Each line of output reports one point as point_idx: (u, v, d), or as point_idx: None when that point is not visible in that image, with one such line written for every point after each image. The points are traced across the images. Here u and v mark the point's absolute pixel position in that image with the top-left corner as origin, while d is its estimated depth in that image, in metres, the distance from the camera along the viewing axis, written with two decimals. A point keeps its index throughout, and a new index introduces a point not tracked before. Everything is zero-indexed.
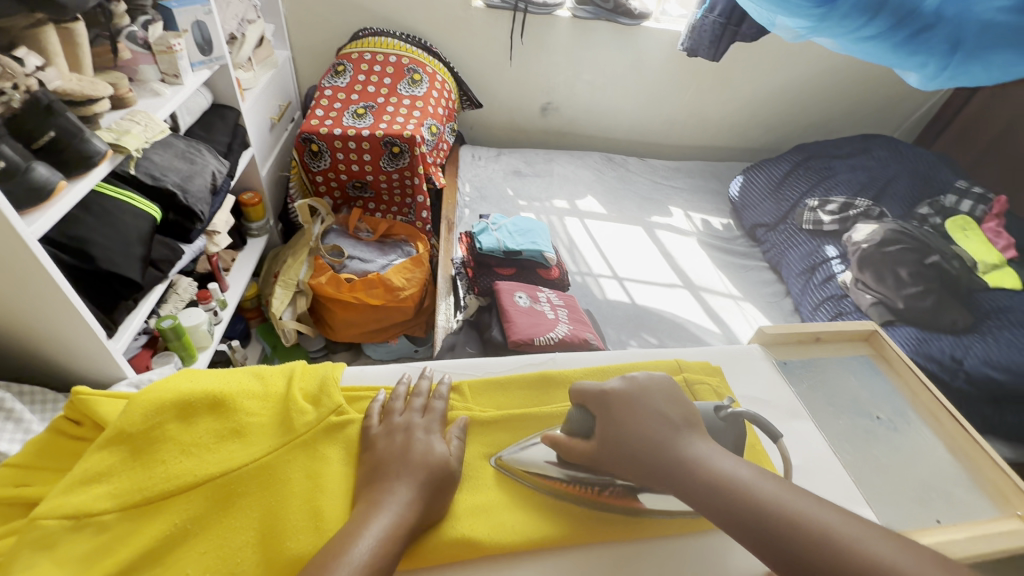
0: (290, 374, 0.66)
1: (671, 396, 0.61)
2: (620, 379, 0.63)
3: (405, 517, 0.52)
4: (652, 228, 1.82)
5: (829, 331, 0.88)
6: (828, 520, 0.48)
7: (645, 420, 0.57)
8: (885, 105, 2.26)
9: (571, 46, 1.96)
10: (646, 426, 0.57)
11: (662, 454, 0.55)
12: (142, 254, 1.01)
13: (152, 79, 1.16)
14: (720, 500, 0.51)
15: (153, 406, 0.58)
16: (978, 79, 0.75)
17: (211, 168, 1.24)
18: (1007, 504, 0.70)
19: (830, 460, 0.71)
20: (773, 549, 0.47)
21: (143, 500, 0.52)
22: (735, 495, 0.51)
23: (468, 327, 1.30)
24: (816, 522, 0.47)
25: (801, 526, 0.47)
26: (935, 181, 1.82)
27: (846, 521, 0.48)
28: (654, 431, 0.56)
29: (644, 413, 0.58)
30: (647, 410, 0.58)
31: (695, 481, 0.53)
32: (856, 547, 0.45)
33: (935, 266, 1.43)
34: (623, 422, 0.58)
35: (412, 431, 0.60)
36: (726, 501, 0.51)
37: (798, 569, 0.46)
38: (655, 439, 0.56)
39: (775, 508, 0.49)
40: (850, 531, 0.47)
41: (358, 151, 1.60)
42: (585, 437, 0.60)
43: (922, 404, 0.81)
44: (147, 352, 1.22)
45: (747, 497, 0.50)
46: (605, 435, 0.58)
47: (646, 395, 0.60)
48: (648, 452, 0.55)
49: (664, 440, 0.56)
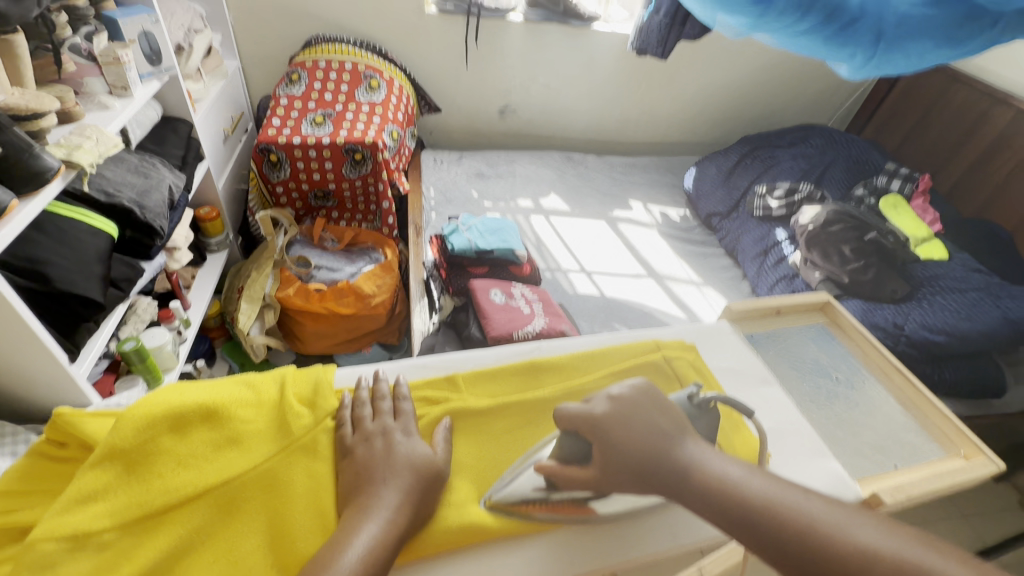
0: (281, 379, 0.67)
1: (658, 407, 0.60)
2: (605, 399, 0.60)
3: (396, 522, 0.52)
4: (615, 222, 1.89)
5: (788, 303, 0.95)
6: (817, 511, 0.48)
7: (637, 439, 0.56)
8: (818, 97, 2.42)
9: (524, 49, 2.00)
10: (641, 450, 0.56)
11: (659, 467, 0.55)
12: (102, 272, 0.97)
13: (99, 91, 1.11)
14: (715, 500, 0.52)
15: (144, 420, 0.57)
16: (898, 66, 0.86)
17: (167, 183, 1.20)
18: (950, 446, 0.78)
19: (797, 421, 0.77)
20: (765, 542, 0.48)
21: (144, 515, 0.52)
22: (728, 495, 0.51)
23: (445, 327, 1.35)
24: (804, 514, 0.48)
25: (790, 518, 0.48)
26: (866, 165, 1.98)
27: (832, 508, 0.48)
28: (648, 442, 0.56)
29: (637, 429, 0.57)
30: (636, 434, 0.56)
31: (688, 484, 0.53)
32: (842, 536, 0.45)
33: (874, 242, 1.58)
34: (621, 444, 0.56)
35: (390, 434, 0.60)
36: (722, 502, 0.51)
37: (783, 558, 0.47)
38: (650, 446, 0.56)
39: (765, 502, 0.50)
40: (837, 519, 0.47)
41: (319, 160, 1.58)
42: (580, 461, 0.59)
43: (873, 362, 0.89)
44: (110, 377, 1.17)
45: (741, 497, 0.51)
46: (603, 460, 0.56)
47: (635, 414, 0.58)
48: (643, 464, 0.55)
49: (658, 452, 0.56)
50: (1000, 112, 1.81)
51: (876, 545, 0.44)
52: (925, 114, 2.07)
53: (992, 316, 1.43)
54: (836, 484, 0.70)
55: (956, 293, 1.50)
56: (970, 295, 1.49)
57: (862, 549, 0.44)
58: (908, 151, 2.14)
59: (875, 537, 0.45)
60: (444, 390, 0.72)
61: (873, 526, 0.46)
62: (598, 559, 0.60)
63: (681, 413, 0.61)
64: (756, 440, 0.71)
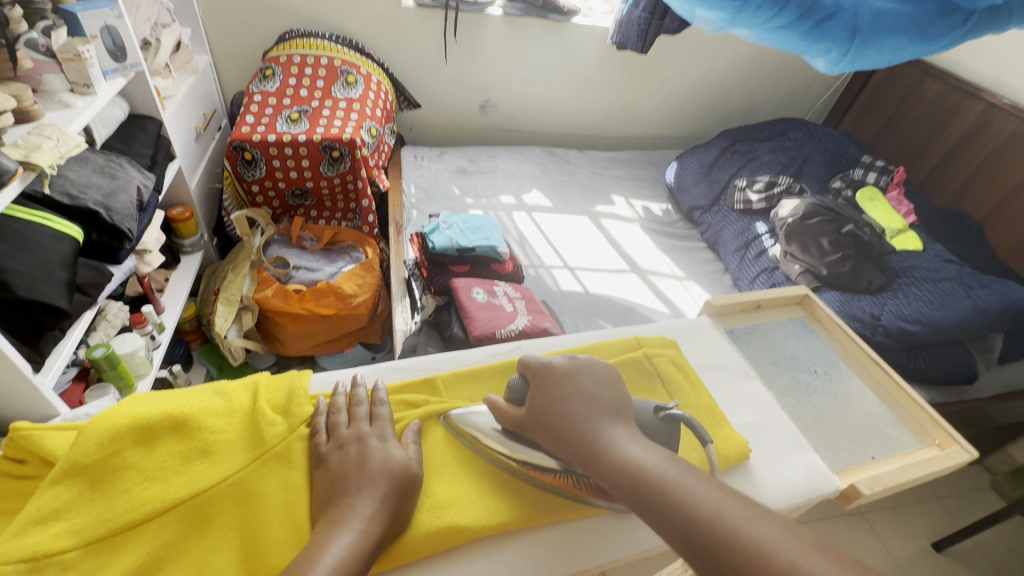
0: (255, 387, 0.65)
1: (607, 379, 0.64)
2: (565, 357, 0.66)
3: (370, 532, 0.51)
4: (598, 217, 1.89)
5: (768, 297, 0.96)
6: (723, 503, 0.48)
7: (567, 401, 0.61)
8: (796, 89, 2.44)
9: (504, 44, 1.98)
10: (571, 409, 0.60)
11: (578, 436, 0.58)
12: (67, 278, 0.93)
13: (60, 89, 1.07)
14: (625, 481, 0.53)
15: (108, 434, 0.55)
16: (872, 62, 0.87)
17: (136, 183, 1.16)
18: (925, 436, 0.79)
19: (778, 415, 0.78)
20: (665, 525, 0.49)
21: (108, 532, 0.51)
22: (638, 477, 0.53)
23: (428, 326, 1.29)
24: (709, 504, 0.48)
25: (695, 508, 0.49)
26: (843, 157, 2.01)
27: (739, 504, 0.48)
28: (575, 404, 0.60)
29: (573, 390, 0.61)
30: (569, 391, 0.61)
31: (601, 458, 0.56)
32: (740, 529, 0.46)
33: (851, 234, 1.60)
34: (552, 399, 0.61)
35: (365, 440, 0.59)
36: (629, 482, 0.53)
37: (677, 538, 0.48)
38: (575, 415, 0.59)
39: (674, 490, 0.51)
40: (741, 514, 0.47)
41: (295, 158, 1.54)
42: (519, 405, 0.65)
43: (851, 355, 0.91)
44: (78, 386, 1.12)
45: (650, 482, 0.52)
46: (533, 405, 0.62)
47: (578, 372, 0.63)
48: (567, 426, 0.59)
49: (581, 423, 0.58)
50: (971, 104, 1.84)
51: (773, 542, 0.44)
52: (899, 106, 2.11)
53: (964, 306, 1.46)
54: (816, 478, 0.70)
55: (929, 283, 1.53)
56: (944, 285, 1.52)
57: (755, 542, 0.45)
58: (883, 144, 2.18)
59: (771, 533, 0.45)
60: (423, 393, 0.71)
61: (777, 525, 0.46)
62: (581, 559, 0.60)
63: (631, 405, 0.63)
64: (742, 437, 0.71)
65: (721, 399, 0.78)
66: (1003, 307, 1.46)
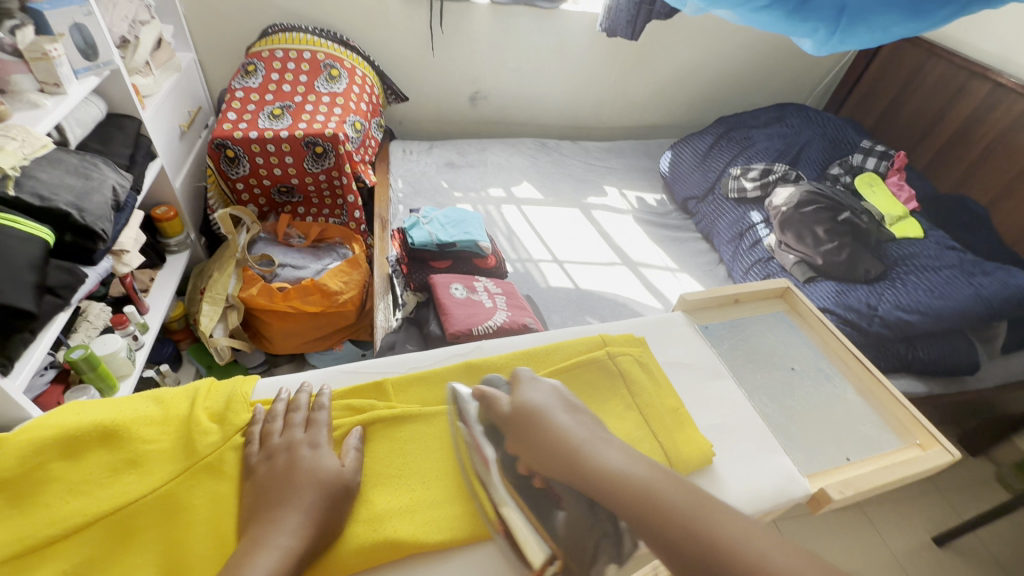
0: (194, 395, 0.65)
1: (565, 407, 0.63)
2: (537, 389, 0.65)
3: (292, 547, 0.50)
4: (589, 209, 1.85)
5: (746, 292, 0.93)
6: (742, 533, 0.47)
7: (558, 418, 0.61)
8: (796, 72, 2.38)
9: (492, 34, 1.94)
10: (562, 426, 0.60)
11: (570, 454, 0.57)
12: (35, 280, 0.92)
13: (28, 89, 1.05)
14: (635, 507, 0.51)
15: (32, 447, 0.56)
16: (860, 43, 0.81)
17: (111, 182, 1.16)
18: (908, 435, 0.76)
19: (749, 414, 0.75)
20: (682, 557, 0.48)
21: (24, 549, 0.50)
22: (645, 503, 0.51)
23: (408, 323, 1.27)
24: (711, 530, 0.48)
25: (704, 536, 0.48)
26: (843, 143, 1.95)
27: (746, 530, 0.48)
28: (565, 427, 0.59)
29: (547, 420, 0.60)
30: (562, 415, 0.61)
31: (599, 480, 0.54)
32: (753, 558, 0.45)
33: (847, 222, 1.55)
34: (543, 428, 0.60)
35: (295, 449, 0.59)
36: (629, 503, 0.52)
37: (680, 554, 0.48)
38: (567, 440, 0.58)
39: (674, 512, 0.50)
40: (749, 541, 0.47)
41: (278, 154, 1.53)
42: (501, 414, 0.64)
43: (832, 349, 0.87)
44: (57, 388, 1.12)
45: (652, 500, 0.51)
46: (517, 423, 0.61)
47: (552, 408, 0.62)
48: (556, 438, 0.58)
49: (579, 444, 0.58)
50: (977, 85, 1.78)
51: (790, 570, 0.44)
52: (901, 89, 2.04)
53: (965, 295, 1.41)
54: (785, 482, 0.67)
55: (929, 272, 1.48)
56: (944, 274, 1.47)
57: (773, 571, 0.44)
58: (884, 128, 2.11)
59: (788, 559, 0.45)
60: (371, 397, 0.70)
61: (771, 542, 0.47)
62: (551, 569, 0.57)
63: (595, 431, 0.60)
64: (705, 440, 0.68)
65: (690, 401, 0.75)
66: (1005, 296, 1.40)
